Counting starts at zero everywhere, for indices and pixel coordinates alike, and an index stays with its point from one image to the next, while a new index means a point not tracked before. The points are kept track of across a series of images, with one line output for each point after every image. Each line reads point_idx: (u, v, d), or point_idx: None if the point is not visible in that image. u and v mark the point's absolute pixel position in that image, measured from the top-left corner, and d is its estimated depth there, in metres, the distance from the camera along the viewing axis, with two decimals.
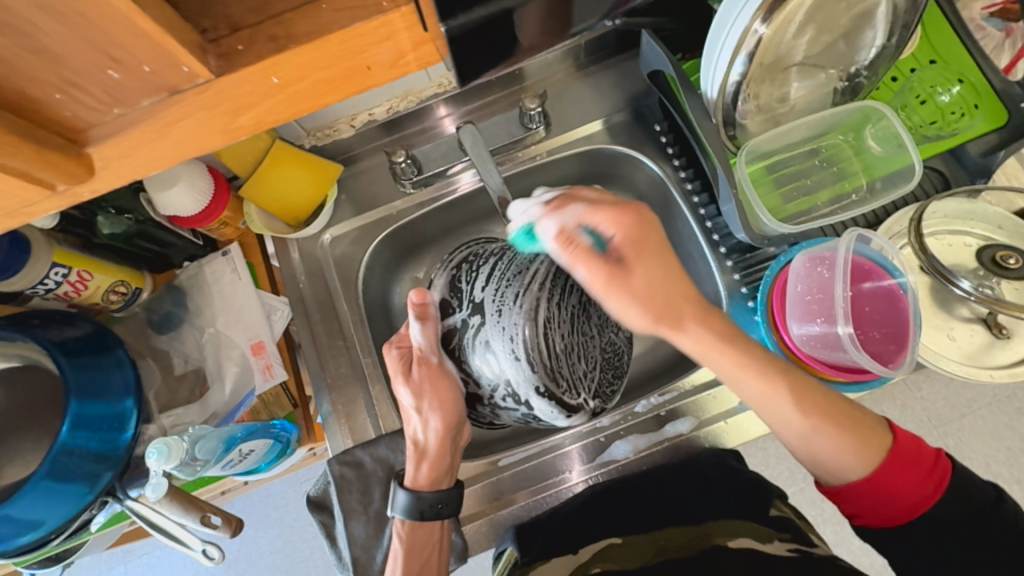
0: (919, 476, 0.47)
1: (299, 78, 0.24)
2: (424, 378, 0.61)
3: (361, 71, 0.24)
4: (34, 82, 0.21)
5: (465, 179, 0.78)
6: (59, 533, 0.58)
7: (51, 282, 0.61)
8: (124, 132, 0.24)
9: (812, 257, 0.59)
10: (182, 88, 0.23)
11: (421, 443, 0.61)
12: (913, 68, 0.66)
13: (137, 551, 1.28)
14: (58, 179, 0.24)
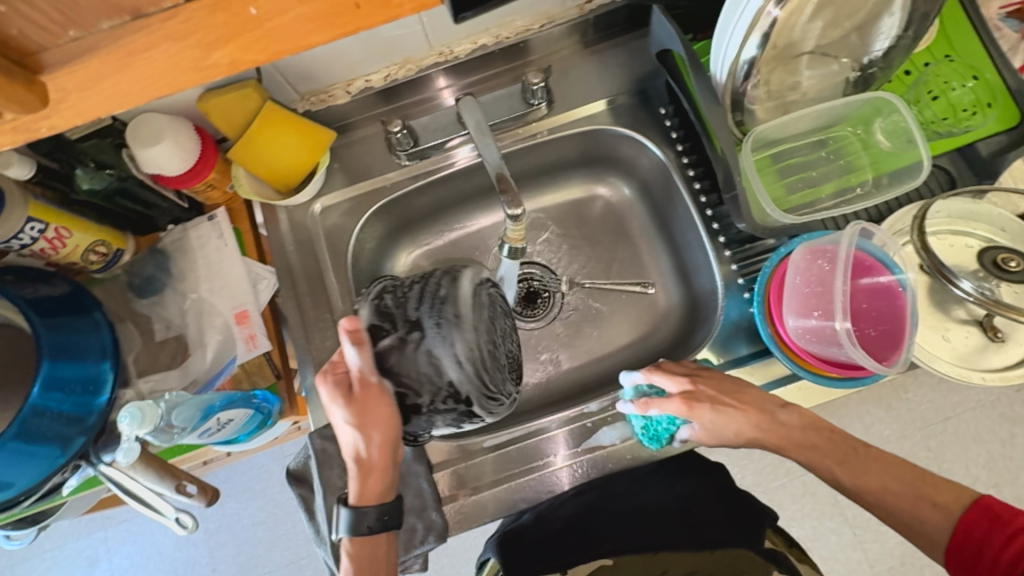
0: (1001, 538, 0.47)
1: (266, 9, 0.28)
2: (361, 400, 0.53)
3: (336, 5, 0.29)
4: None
5: (462, 153, 0.75)
6: (29, 495, 0.57)
7: (26, 237, 0.59)
8: (84, 55, 0.28)
9: (813, 250, 0.58)
10: (147, 10, 0.27)
11: (359, 460, 0.54)
12: (928, 62, 0.64)
13: (116, 518, 1.27)
14: (10, 103, 0.27)
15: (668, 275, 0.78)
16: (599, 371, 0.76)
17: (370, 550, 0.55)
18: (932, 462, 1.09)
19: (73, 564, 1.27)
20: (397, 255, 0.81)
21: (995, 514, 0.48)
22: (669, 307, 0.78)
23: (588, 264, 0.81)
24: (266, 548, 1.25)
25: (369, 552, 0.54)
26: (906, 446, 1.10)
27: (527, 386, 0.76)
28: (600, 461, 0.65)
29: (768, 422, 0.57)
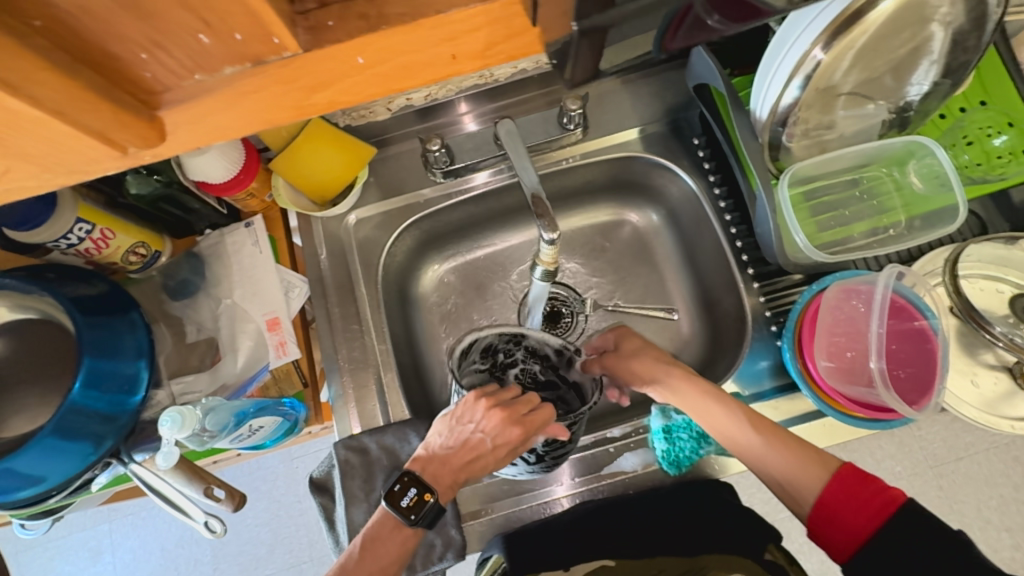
0: (858, 505, 0.52)
1: (382, 61, 0.22)
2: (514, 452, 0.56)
3: (445, 60, 0.23)
4: (120, 39, 0.19)
5: (478, 179, 0.77)
6: (60, 490, 0.58)
7: (73, 238, 0.60)
8: (198, 98, 0.23)
9: (846, 289, 0.59)
10: (267, 58, 0.21)
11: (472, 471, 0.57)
12: (964, 108, 0.65)
13: (122, 510, 1.28)
14: (130, 141, 0.23)
15: (692, 303, 0.78)
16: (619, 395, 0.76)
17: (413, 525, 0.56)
18: (943, 501, 1.08)
19: (76, 555, 1.27)
20: (424, 269, 0.82)
21: (854, 481, 0.53)
22: (692, 334, 0.78)
23: (612, 288, 0.81)
24: (268, 551, 1.25)
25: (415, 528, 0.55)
26: (918, 483, 1.08)
27: None
28: (620, 487, 0.65)
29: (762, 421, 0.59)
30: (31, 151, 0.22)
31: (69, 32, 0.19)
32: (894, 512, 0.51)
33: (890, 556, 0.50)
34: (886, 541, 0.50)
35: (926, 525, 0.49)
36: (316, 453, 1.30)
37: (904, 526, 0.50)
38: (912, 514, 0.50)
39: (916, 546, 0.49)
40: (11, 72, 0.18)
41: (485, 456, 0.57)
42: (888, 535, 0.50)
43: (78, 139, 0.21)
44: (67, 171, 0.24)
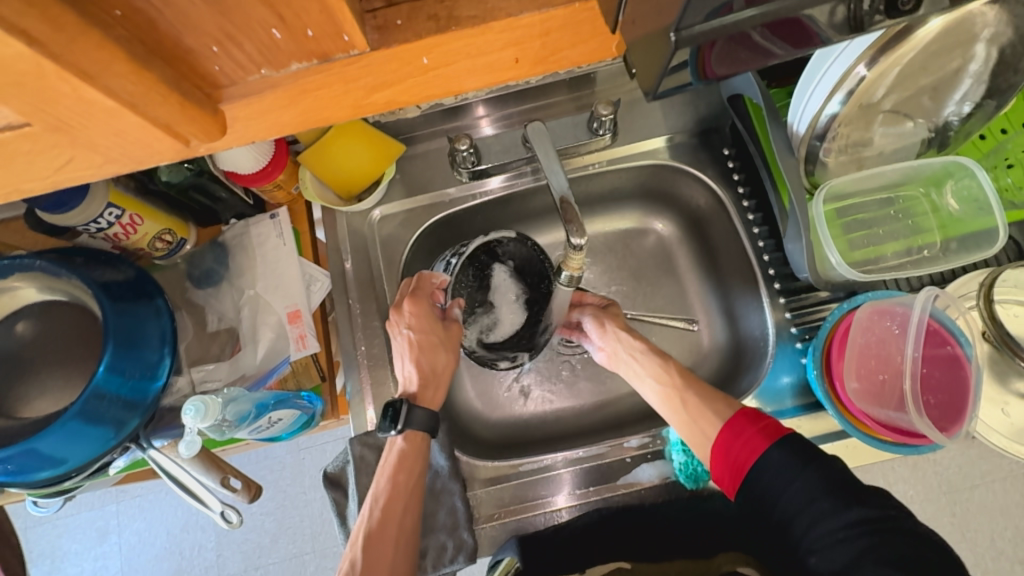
0: (743, 437, 0.53)
1: (446, 61, 0.25)
2: (445, 343, 0.67)
3: (509, 64, 0.26)
4: (196, 31, 0.22)
5: (493, 183, 0.76)
6: (78, 472, 0.58)
7: (103, 222, 0.60)
8: (261, 93, 0.25)
9: (879, 310, 0.58)
10: (334, 55, 0.24)
11: (432, 372, 0.65)
12: (1006, 130, 0.62)
13: (129, 493, 1.29)
14: (194, 133, 0.25)
15: (714, 317, 0.77)
16: (635, 405, 0.76)
17: (413, 458, 0.61)
18: (956, 528, 1.05)
19: (84, 534, 1.29)
20: None
21: (746, 420, 0.54)
22: (713, 347, 0.77)
23: (632, 297, 0.80)
24: (272, 540, 1.25)
25: (410, 464, 0.60)
26: (931, 509, 1.05)
27: (561, 411, 0.76)
28: (636, 498, 0.64)
29: None
30: (101, 141, 0.24)
31: (147, 24, 0.21)
32: (774, 443, 0.51)
33: (764, 481, 0.50)
34: (763, 468, 0.50)
35: (803, 454, 0.49)
36: (322, 446, 1.30)
37: (786, 453, 0.50)
38: (788, 444, 0.50)
39: (790, 473, 0.48)
40: (101, 60, 0.20)
41: (431, 353, 0.65)
42: (765, 463, 0.50)
43: (146, 130, 0.23)
44: (130, 156, 0.26)
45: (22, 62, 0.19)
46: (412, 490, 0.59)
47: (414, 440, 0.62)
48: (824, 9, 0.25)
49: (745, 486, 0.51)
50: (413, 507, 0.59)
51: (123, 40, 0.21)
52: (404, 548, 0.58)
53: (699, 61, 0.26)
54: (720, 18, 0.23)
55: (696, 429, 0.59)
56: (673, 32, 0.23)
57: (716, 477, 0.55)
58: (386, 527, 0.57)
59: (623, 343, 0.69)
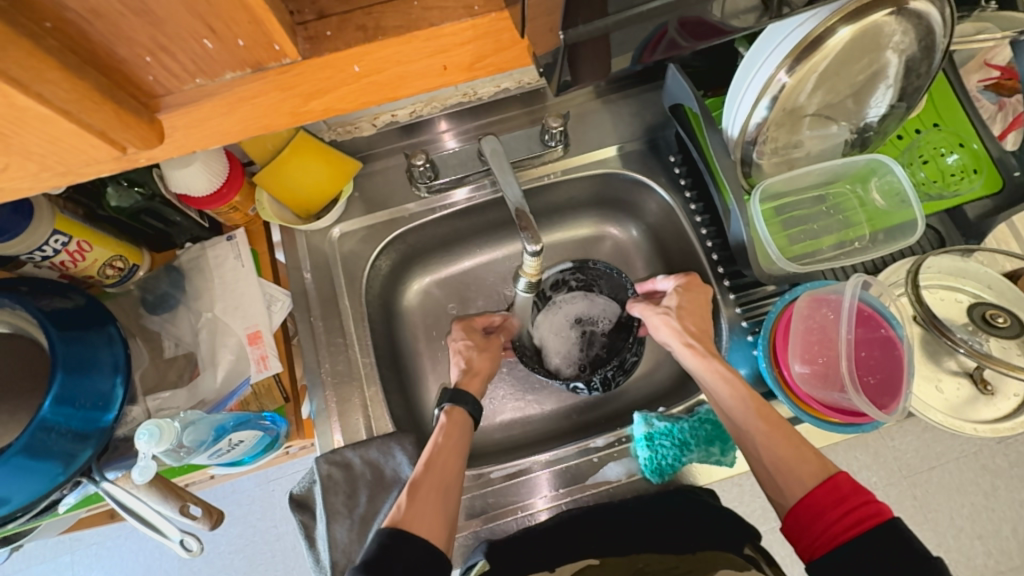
0: (841, 510, 0.49)
1: (377, 68, 0.27)
2: (482, 345, 0.72)
3: (437, 70, 0.28)
4: (129, 42, 0.23)
5: (458, 195, 0.78)
6: (25, 511, 0.55)
7: (48, 250, 0.59)
8: (198, 102, 0.26)
9: (816, 298, 0.62)
10: (267, 65, 0.25)
11: (470, 367, 0.69)
12: (919, 129, 0.69)
13: (85, 541, 1.22)
14: (131, 141, 0.25)
15: None
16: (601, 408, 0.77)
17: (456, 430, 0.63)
18: (917, 510, 1.07)
19: None
20: (408, 284, 0.83)
21: (844, 492, 0.50)
22: None
23: None
24: None
25: (459, 428, 0.63)
26: (892, 494, 1.07)
27: (532, 418, 0.77)
28: (605, 497, 0.65)
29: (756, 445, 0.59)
30: (37, 149, 0.24)
31: (80, 34, 0.22)
32: (875, 527, 0.47)
33: (857, 561, 0.47)
34: (858, 551, 0.47)
35: (904, 545, 0.46)
36: (293, 475, 1.27)
37: (886, 540, 0.46)
38: (891, 531, 0.47)
39: (889, 563, 0.45)
40: (33, 69, 0.21)
41: (471, 350, 0.71)
42: (862, 547, 0.47)
43: (82, 138, 0.24)
44: (68, 164, 0.26)
45: None
46: (457, 454, 0.60)
47: (455, 415, 0.64)
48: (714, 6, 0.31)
49: (827, 560, 0.48)
50: (456, 465, 0.60)
51: (56, 51, 0.21)
52: (449, 501, 0.57)
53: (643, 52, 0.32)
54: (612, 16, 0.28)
55: (764, 468, 0.56)
56: (561, 32, 0.27)
57: (789, 535, 0.52)
58: (430, 475, 0.57)
59: (690, 356, 0.64)
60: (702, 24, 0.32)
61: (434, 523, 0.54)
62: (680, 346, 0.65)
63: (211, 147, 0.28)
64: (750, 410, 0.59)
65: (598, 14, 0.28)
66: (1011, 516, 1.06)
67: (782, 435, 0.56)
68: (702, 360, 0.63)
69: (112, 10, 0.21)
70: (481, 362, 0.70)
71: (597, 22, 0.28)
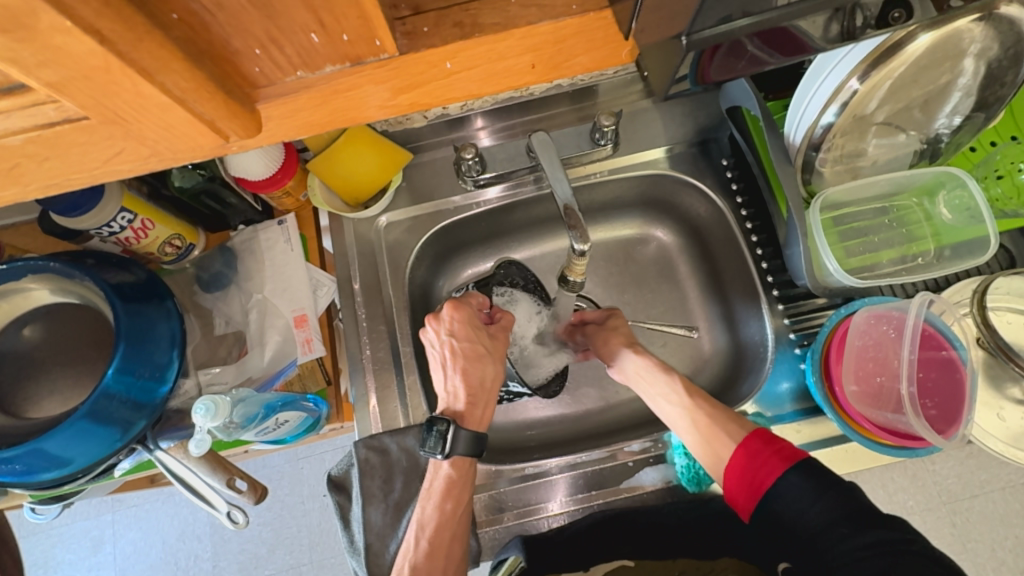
0: (761, 460, 0.53)
1: (467, 66, 0.28)
2: (493, 352, 0.65)
3: (526, 69, 0.29)
4: (243, 35, 0.24)
5: (488, 194, 0.78)
6: (85, 473, 0.58)
7: (115, 226, 0.61)
8: (296, 94, 0.27)
9: (876, 315, 0.60)
10: (366, 59, 0.26)
11: (477, 386, 0.63)
12: (995, 142, 0.65)
13: (125, 502, 1.28)
14: (234, 130, 0.27)
15: (715, 325, 0.78)
16: (635, 412, 0.77)
17: (459, 483, 0.60)
18: (956, 539, 1.02)
19: (78, 544, 1.27)
20: (448, 276, 0.84)
21: (763, 440, 0.54)
22: (715, 353, 0.78)
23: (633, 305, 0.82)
24: (269, 550, 1.24)
25: (460, 487, 0.60)
26: (931, 520, 1.02)
27: (563, 417, 0.77)
28: (640, 501, 0.64)
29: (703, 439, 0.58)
30: (151, 134, 0.26)
31: (201, 26, 0.23)
32: (792, 469, 0.51)
33: (783, 504, 0.50)
34: (785, 491, 0.50)
35: (820, 478, 0.50)
36: (321, 455, 1.30)
37: (806, 476, 0.50)
38: (806, 469, 0.50)
39: (809, 498, 0.49)
40: (158, 59, 0.22)
41: (482, 362, 0.64)
42: (788, 487, 0.50)
43: (191, 124, 0.25)
44: (173, 151, 0.28)
45: (92, 59, 0.21)
46: (462, 518, 0.60)
47: (460, 465, 0.60)
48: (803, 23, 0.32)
49: (764, 506, 0.51)
50: (461, 534, 0.60)
51: (179, 43, 0.23)
52: (455, 561, 0.59)
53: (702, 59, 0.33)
54: (724, 26, 0.30)
55: (710, 450, 0.57)
56: (682, 37, 0.30)
57: (729, 493, 0.55)
58: (433, 563, 0.58)
59: (631, 360, 0.68)
60: (776, 32, 0.32)
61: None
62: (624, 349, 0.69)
63: (302, 136, 0.29)
64: (683, 396, 0.62)
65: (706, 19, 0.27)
66: None
67: (709, 406, 0.60)
68: (647, 361, 0.66)
69: (235, 3, 0.22)
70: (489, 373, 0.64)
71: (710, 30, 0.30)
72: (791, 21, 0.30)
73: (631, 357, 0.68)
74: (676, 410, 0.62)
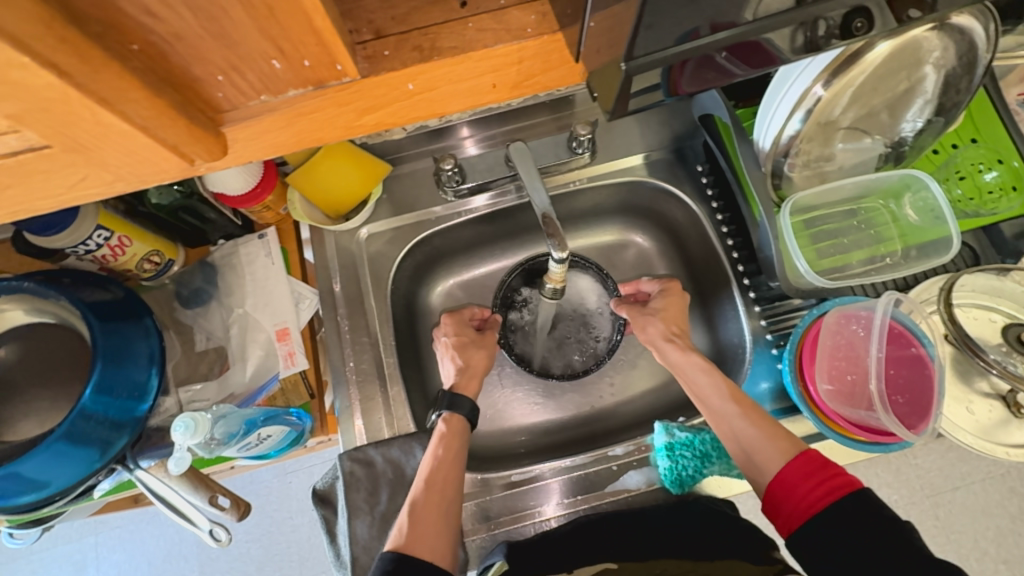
0: (814, 480, 0.50)
1: (428, 88, 0.30)
2: (477, 341, 0.71)
3: (487, 88, 0.31)
4: (204, 63, 0.25)
5: (475, 203, 0.79)
6: (63, 495, 0.57)
7: (92, 244, 0.60)
8: (260, 116, 0.29)
9: (845, 314, 0.62)
10: (328, 83, 0.28)
11: (468, 365, 0.69)
12: (955, 145, 0.68)
13: (109, 523, 1.26)
14: (198, 153, 0.28)
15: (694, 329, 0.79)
16: (619, 417, 0.78)
17: (454, 439, 0.63)
18: (940, 531, 1.04)
19: (60, 568, 1.24)
20: (431, 286, 0.84)
21: (816, 464, 0.51)
22: None
23: None
24: (258, 568, 1.22)
25: (456, 439, 0.62)
26: (914, 514, 1.04)
27: (548, 423, 0.78)
28: (624, 504, 0.65)
29: (746, 442, 0.57)
30: (113, 161, 0.27)
31: (160, 56, 0.24)
32: (847, 495, 0.48)
33: (831, 528, 0.46)
34: (833, 519, 0.47)
35: (876, 513, 0.46)
36: (310, 468, 1.29)
37: (860, 506, 0.46)
38: (863, 499, 0.47)
39: (860, 529, 0.45)
40: (119, 89, 0.23)
41: (467, 350, 0.70)
42: (837, 515, 0.47)
43: (155, 149, 0.26)
44: (139, 175, 0.28)
45: (52, 91, 0.21)
46: (455, 463, 0.60)
47: (452, 422, 0.64)
48: (774, 35, 0.32)
49: (805, 529, 0.48)
50: (454, 480, 0.59)
51: (140, 74, 0.23)
52: (452, 521, 0.56)
53: (670, 79, 0.33)
54: (689, 43, 0.30)
55: (752, 455, 0.56)
56: (624, 63, 0.29)
57: (768, 512, 0.52)
58: (430, 492, 0.57)
59: (671, 349, 0.67)
60: (747, 47, 0.32)
61: (437, 541, 0.52)
62: (665, 341, 0.68)
63: (273, 156, 0.31)
64: (726, 395, 0.61)
65: (654, 47, 0.29)
66: None
67: (752, 409, 0.59)
68: (692, 357, 0.65)
69: (193, 34, 0.23)
70: (477, 360, 0.69)
71: (671, 49, 0.29)
72: (759, 35, 0.31)
73: (669, 349, 0.67)
74: (715, 407, 0.61)
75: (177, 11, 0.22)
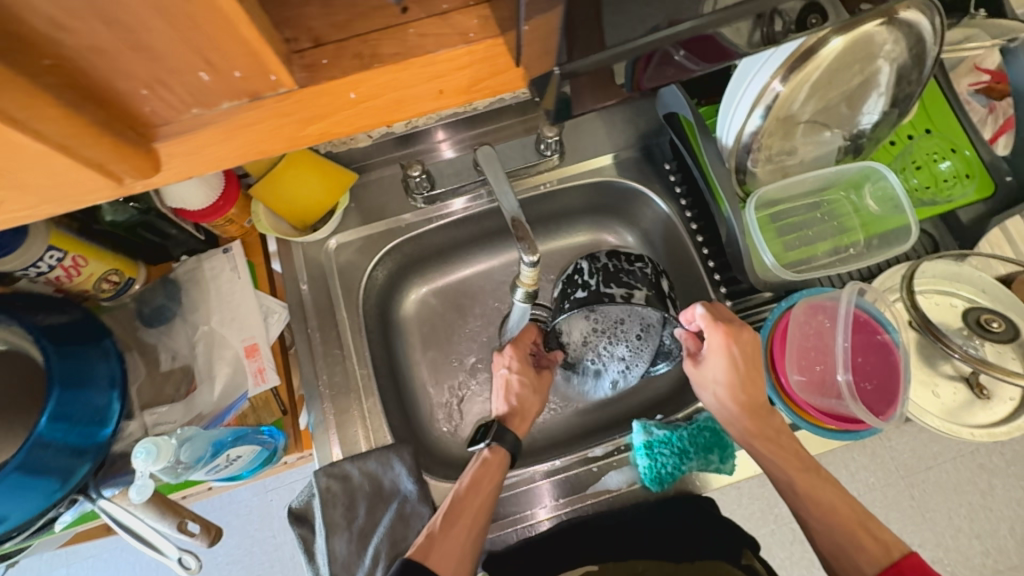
0: None
1: (371, 96, 0.29)
2: (535, 383, 0.72)
3: (434, 94, 0.30)
4: (127, 76, 0.24)
5: (456, 205, 0.78)
6: (21, 531, 0.54)
7: (43, 266, 0.58)
8: (194, 130, 0.28)
9: (813, 305, 0.63)
10: (264, 94, 0.27)
11: (521, 407, 0.70)
12: (911, 135, 0.70)
13: (80, 554, 1.21)
14: (128, 170, 0.27)
15: None
16: (600, 418, 0.77)
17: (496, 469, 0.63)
18: (914, 511, 1.06)
19: None
20: (404, 293, 0.83)
21: None
22: None
23: None
24: None
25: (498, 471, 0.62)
26: (890, 495, 1.06)
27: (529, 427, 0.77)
28: (606, 505, 0.65)
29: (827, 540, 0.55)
30: (33, 183, 0.27)
31: (76, 71, 0.23)
32: None
33: None
34: None
35: None
36: (292, 484, 1.26)
37: None
38: None
39: None
40: (32, 106, 0.22)
41: (524, 387, 0.71)
42: None
43: (81, 167, 0.26)
44: (65, 194, 0.28)
45: None
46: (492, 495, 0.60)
47: (497, 452, 0.64)
48: (725, 29, 0.31)
49: None
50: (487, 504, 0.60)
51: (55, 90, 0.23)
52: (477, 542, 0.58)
53: (634, 76, 0.33)
54: (647, 37, 0.30)
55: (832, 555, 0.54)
56: (557, 67, 0.29)
57: None
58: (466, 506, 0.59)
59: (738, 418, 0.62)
60: (701, 41, 0.32)
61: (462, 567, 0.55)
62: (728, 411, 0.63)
63: (204, 172, 0.30)
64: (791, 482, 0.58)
65: (597, 48, 0.29)
66: (1008, 515, 1.07)
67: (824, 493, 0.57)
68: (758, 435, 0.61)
69: (111, 47, 0.23)
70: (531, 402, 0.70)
71: (617, 47, 0.30)
72: (713, 29, 0.31)
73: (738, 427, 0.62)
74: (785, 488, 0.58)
75: (89, 23, 0.21)
